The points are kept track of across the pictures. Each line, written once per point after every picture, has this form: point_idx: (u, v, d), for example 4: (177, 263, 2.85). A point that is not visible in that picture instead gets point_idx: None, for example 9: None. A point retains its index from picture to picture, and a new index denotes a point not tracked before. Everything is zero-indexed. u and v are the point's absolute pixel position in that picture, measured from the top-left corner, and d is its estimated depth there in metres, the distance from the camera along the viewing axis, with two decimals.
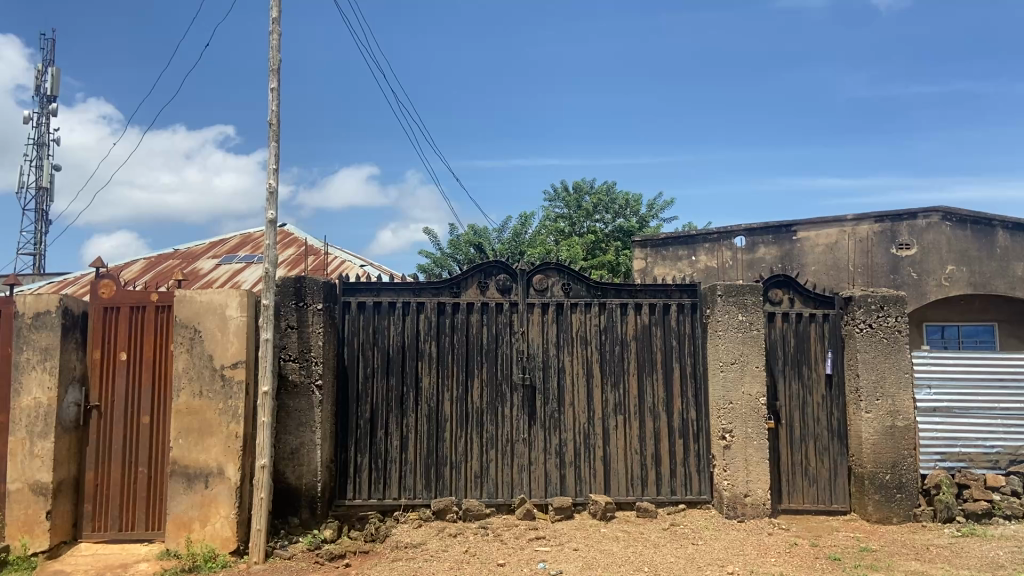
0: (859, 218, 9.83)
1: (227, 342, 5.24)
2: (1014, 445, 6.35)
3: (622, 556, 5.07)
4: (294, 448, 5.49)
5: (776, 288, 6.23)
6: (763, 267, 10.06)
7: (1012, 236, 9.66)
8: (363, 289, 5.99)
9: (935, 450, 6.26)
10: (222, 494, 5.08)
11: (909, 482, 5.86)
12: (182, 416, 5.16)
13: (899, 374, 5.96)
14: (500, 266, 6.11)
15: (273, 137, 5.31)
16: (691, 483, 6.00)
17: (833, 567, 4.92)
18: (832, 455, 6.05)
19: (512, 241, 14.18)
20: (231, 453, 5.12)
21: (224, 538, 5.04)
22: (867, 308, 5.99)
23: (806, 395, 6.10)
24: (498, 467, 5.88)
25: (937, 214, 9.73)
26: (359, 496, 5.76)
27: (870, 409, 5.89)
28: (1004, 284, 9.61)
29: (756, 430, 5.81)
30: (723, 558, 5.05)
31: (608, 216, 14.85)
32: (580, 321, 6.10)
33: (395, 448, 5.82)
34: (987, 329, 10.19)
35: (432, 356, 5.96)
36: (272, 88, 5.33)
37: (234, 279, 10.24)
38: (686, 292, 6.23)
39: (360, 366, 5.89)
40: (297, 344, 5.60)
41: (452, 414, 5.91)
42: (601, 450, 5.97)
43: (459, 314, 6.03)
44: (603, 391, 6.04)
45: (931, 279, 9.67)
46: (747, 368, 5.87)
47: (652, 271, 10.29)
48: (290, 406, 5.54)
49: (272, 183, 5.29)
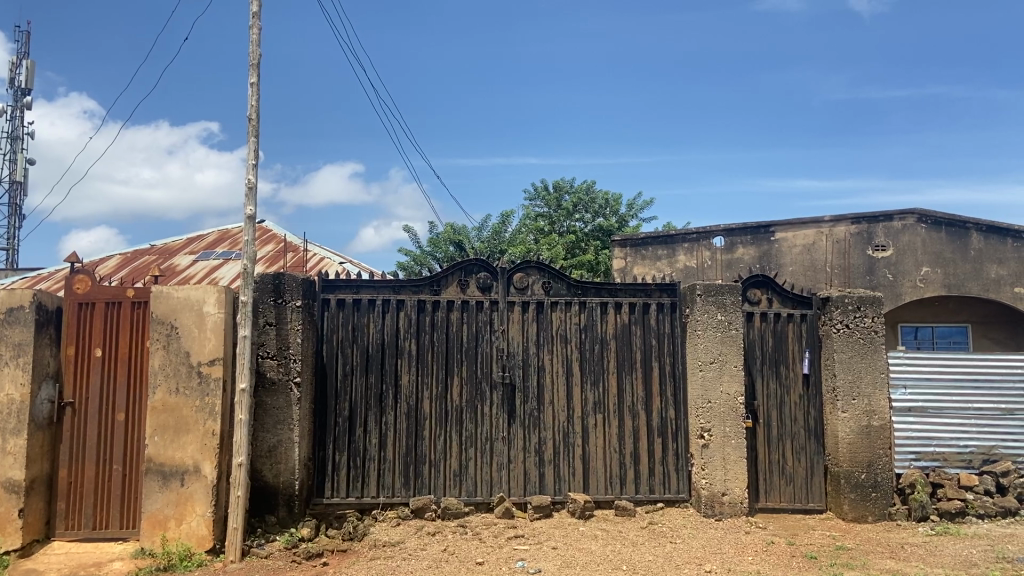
0: (836, 219, 9.92)
1: (204, 338, 5.20)
2: (987, 445, 6.42)
3: (601, 555, 5.08)
4: (272, 446, 5.46)
5: (754, 288, 6.26)
6: (742, 267, 10.15)
7: (986, 238, 9.76)
8: (343, 286, 5.96)
9: (910, 449, 6.32)
10: (198, 493, 5.04)
11: (884, 481, 5.93)
12: (158, 414, 5.12)
13: (875, 374, 6.01)
14: (480, 264, 6.10)
15: (252, 132, 5.27)
16: (669, 482, 6.03)
17: (810, 565, 4.96)
18: (808, 454, 6.10)
19: (492, 239, 14.15)
20: (207, 451, 5.08)
21: (200, 537, 5.00)
22: (844, 309, 6.04)
23: (784, 394, 6.15)
24: (477, 466, 5.87)
25: (913, 216, 9.83)
26: (337, 494, 5.73)
27: (846, 409, 5.94)
28: (978, 286, 9.70)
29: (734, 429, 5.85)
30: (701, 556, 5.08)
31: (588, 216, 14.86)
32: (560, 319, 6.11)
33: (373, 446, 5.80)
34: (961, 330, 10.30)
35: (412, 354, 5.94)
36: (252, 83, 5.28)
37: (211, 278, 10.05)
38: (666, 291, 6.26)
39: (340, 363, 5.86)
40: (276, 340, 5.56)
41: (431, 412, 5.89)
42: (580, 449, 5.98)
43: (439, 312, 6.01)
44: (582, 389, 6.05)
45: (906, 280, 9.76)
46: (725, 368, 5.91)
47: (632, 270, 10.37)
48: (267, 403, 5.50)
49: (252, 178, 5.25)
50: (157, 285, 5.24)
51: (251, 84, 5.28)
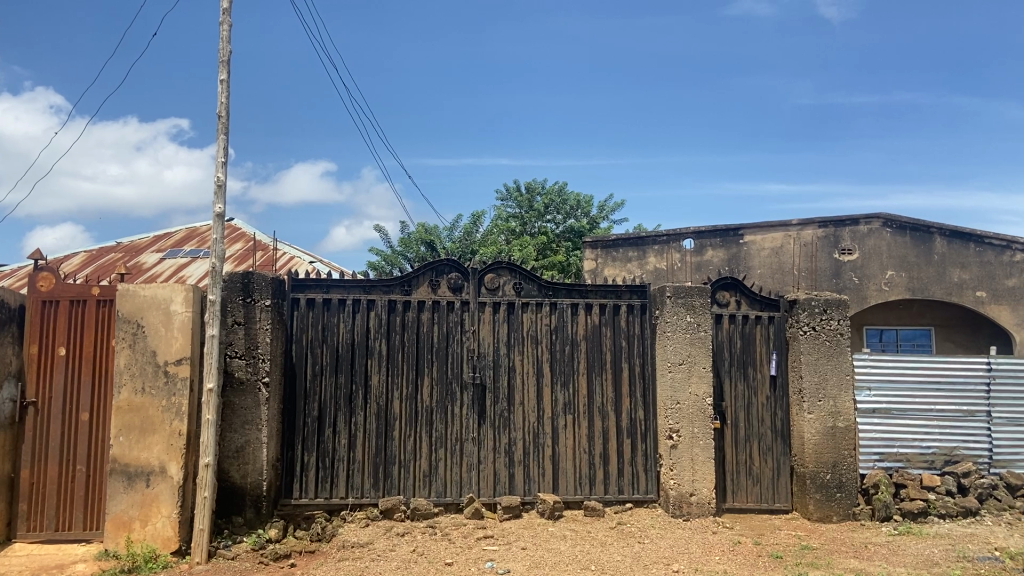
0: (803, 223, 10.05)
1: (171, 338, 5.14)
2: (949, 446, 6.54)
3: (570, 555, 5.10)
4: (239, 447, 5.41)
5: (723, 290, 6.32)
6: (711, 269, 10.25)
7: (949, 242, 9.95)
8: (313, 286, 5.91)
9: (874, 450, 6.42)
10: (164, 494, 4.98)
11: (849, 482, 6.02)
12: (123, 414, 5.05)
13: (840, 375, 6.10)
14: (451, 264, 6.10)
15: (221, 129, 5.22)
16: (638, 483, 6.07)
17: (775, 565, 5.01)
18: (775, 455, 6.18)
19: (463, 239, 14.13)
20: (174, 452, 5.03)
21: (166, 538, 4.94)
22: (811, 311, 6.12)
23: (751, 395, 6.21)
24: (447, 466, 5.86)
25: (878, 220, 9.98)
26: (305, 495, 5.69)
27: (812, 410, 6.02)
28: (941, 290, 9.88)
29: (702, 430, 5.90)
30: (669, 556, 5.12)
31: (559, 217, 14.90)
32: (531, 320, 6.12)
33: (343, 447, 5.77)
34: (924, 333, 10.49)
35: (382, 354, 5.91)
36: (221, 80, 5.24)
37: (179, 275, 9.96)
38: (636, 292, 6.29)
39: (309, 363, 5.82)
40: (244, 340, 5.51)
41: (401, 412, 5.87)
42: (550, 449, 6.00)
43: (409, 312, 6.00)
44: (552, 390, 6.07)
45: (872, 283, 9.91)
46: (694, 369, 5.96)
47: (602, 272, 10.41)
48: (235, 403, 5.45)
49: (221, 176, 5.20)
50: (123, 283, 5.17)
51: (220, 81, 5.24)
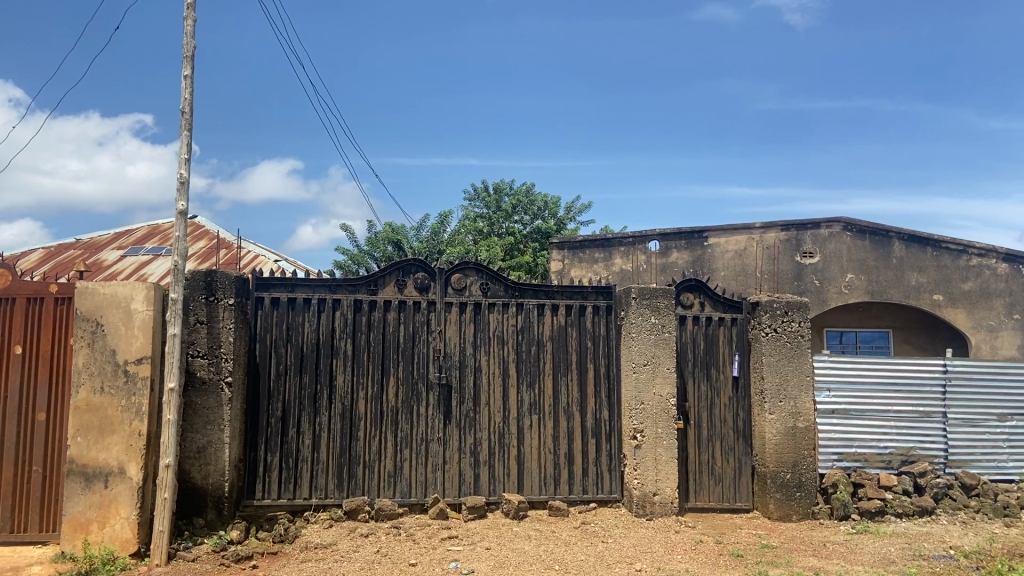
0: (766, 226, 10.19)
1: (131, 337, 5.06)
2: (905, 446, 6.68)
3: (534, 555, 5.12)
4: (201, 447, 5.34)
5: (687, 292, 6.37)
6: (676, 271, 10.34)
7: (906, 247, 10.16)
8: (277, 285, 5.85)
9: (833, 450, 6.54)
10: (123, 495, 4.91)
11: (808, 481, 6.12)
12: (81, 414, 4.97)
13: (801, 377, 6.20)
14: (418, 264, 6.08)
15: (185, 125, 5.15)
16: (602, 482, 6.12)
17: (736, 563, 5.08)
18: (736, 455, 6.26)
19: (431, 239, 14.10)
20: (133, 452, 4.95)
21: (124, 540, 4.87)
22: (772, 313, 6.21)
23: (714, 396, 6.29)
24: (412, 467, 5.85)
25: (839, 224, 10.15)
26: (268, 496, 5.65)
27: (773, 410, 6.11)
28: (899, 293, 10.08)
29: (666, 430, 5.96)
30: (632, 556, 5.16)
31: (527, 217, 14.93)
32: (497, 321, 6.13)
33: (306, 447, 5.73)
34: (882, 335, 10.72)
35: (347, 354, 5.88)
36: (185, 75, 5.17)
37: (140, 272, 9.80)
38: (602, 293, 6.33)
39: (273, 363, 5.78)
40: (206, 339, 5.45)
41: (366, 413, 5.84)
42: (516, 449, 6.01)
43: (375, 312, 5.97)
44: (518, 390, 6.08)
45: (832, 286, 10.08)
46: (658, 370, 6.02)
47: (568, 273, 10.46)
48: (197, 403, 5.38)
49: (184, 173, 5.14)
50: (82, 281, 5.08)
51: (184, 77, 5.17)
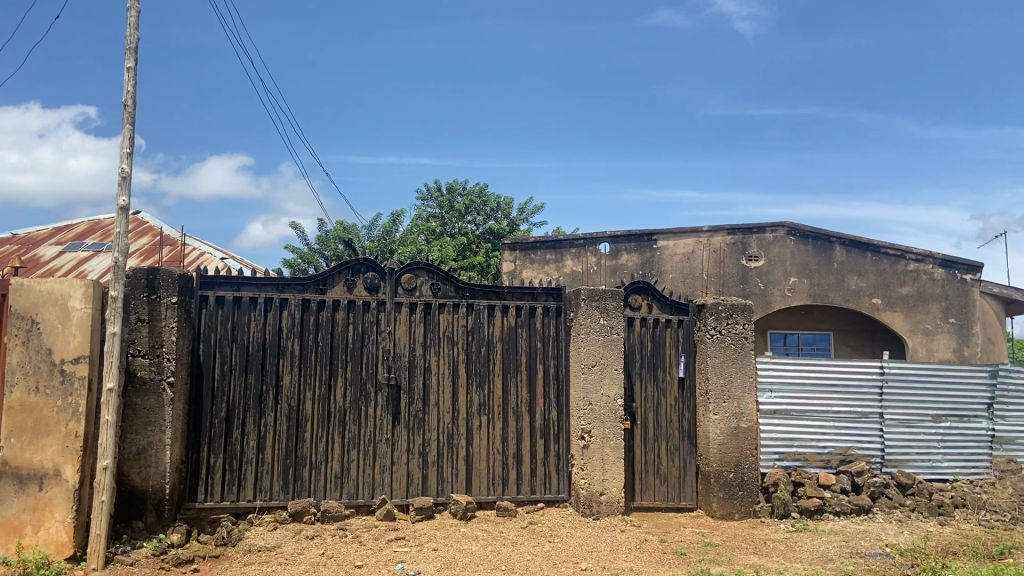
0: (714, 230, 10.36)
1: (68, 335, 4.92)
2: (844, 446, 6.86)
3: (481, 555, 5.12)
4: (141, 449, 5.22)
5: (636, 294, 6.44)
6: (625, 273, 10.45)
7: (847, 251, 10.43)
8: (222, 283, 5.73)
9: (774, 449, 6.68)
10: (58, 498, 4.77)
11: (750, 480, 6.25)
12: (15, 414, 4.82)
13: (745, 378, 6.31)
14: (368, 264, 6.02)
15: (127, 119, 5.03)
16: (550, 482, 6.16)
17: (679, 562, 5.15)
18: (682, 455, 6.35)
19: (382, 239, 14.01)
20: (69, 453, 4.81)
21: (59, 544, 4.73)
22: (718, 315, 6.32)
23: (660, 396, 6.37)
24: (360, 468, 5.80)
25: (782, 229, 10.37)
26: (211, 498, 5.54)
27: (717, 411, 6.22)
28: (840, 296, 10.34)
29: (613, 430, 6.02)
30: (578, 555, 5.20)
31: (480, 217, 14.92)
32: (447, 321, 6.11)
33: (251, 448, 5.64)
34: (823, 338, 10.98)
35: (294, 354, 5.80)
36: (128, 68, 5.04)
37: (79, 269, 9.54)
38: (552, 294, 6.36)
39: (217, 363, 5.67)
40: (148, 338, 5.33)
41: (313, 413, 5.78)
42: (464, 450, 6.01)
43: (324, 311, 5.90)
44: (467, 391, 6.08)
45: (776, 289, 10.29)
46: (606, 370, 6.07)
47: (520, 274, 10.50)
48: (138, 404, 5.26)
49: (126, 168, 5.02)
50: (17, 277, 4.92)
51: (127, 69, 5.04)
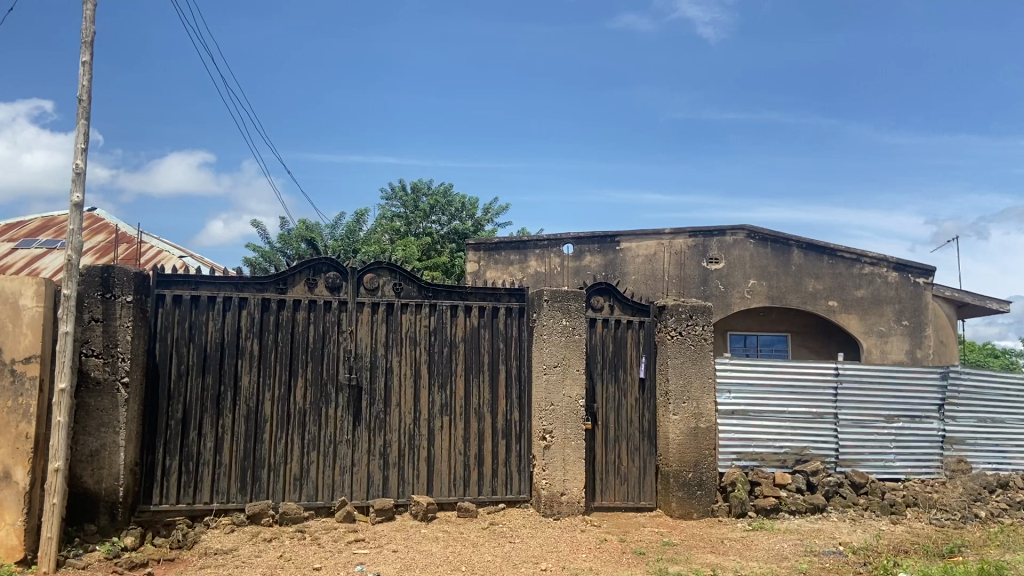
0: (676, 232, 10.46)
1: (19, 334, 4.81)
2: (800, 446, 6.96)
3: (441, 556, 5.11)
4: (94, 450, 5.12)
5: (597, 295, 6.47)
6: (588, 274, 10.50)
7: (805, 254, 10.60)
8: (180, 282, 5.65)
9: (732, 449, 6.76)
10: (8, 500, 4.66)
11: (709, 480, 6.32)
12: None
13: (704, 379, 6.38)
14: (330, 263, 5.97)
15: (81, 113, 4.92)
16: (511, 483, 6.17)
17: (638, 561, 5.19)
18: (642, 455, 6.40)
19: (346, 238, 13.91)
20: (19, 455, 4.71)
21: (9, 547, 4.62)
22: (678, 317, 6.38)
23: (621, 397, 6.41)
24: (319, 470, 5.75)
25: (743, 232, 10.50)
26: (166, 501, 5.45)
27: (677, 411, 6.28)
28: (798, 299, 10.50)
29: (575, 431, 6.05)
30: (538, 555, 5.21)
31: (444, 217, 14.89)
32: (409, 321, 6.09)
33: (208, 449, 5.56)
34: (781, 339, 11.15)
35: (254, 354, 5.73)
36: (83, 62, 4.94)
37: (32, 266, 9.32)
38: (515, 295, 6.38)
39: (174, 363, 5.58)
40: (102, 338, 5.22)
41: (273, 414, 5.71)
42: (426, 450, 5.99)
43: (284, 311, 5.84)
44: (429, 391, 6.06)
45: (735, 291, 10.42)
46: (568, 371, 6.10)
47: (484, 274, 10.50)
48: (91, 404, 5.16)
49: (80, 164, 4.91)
50: None
51: (81, 63, 4.94)
